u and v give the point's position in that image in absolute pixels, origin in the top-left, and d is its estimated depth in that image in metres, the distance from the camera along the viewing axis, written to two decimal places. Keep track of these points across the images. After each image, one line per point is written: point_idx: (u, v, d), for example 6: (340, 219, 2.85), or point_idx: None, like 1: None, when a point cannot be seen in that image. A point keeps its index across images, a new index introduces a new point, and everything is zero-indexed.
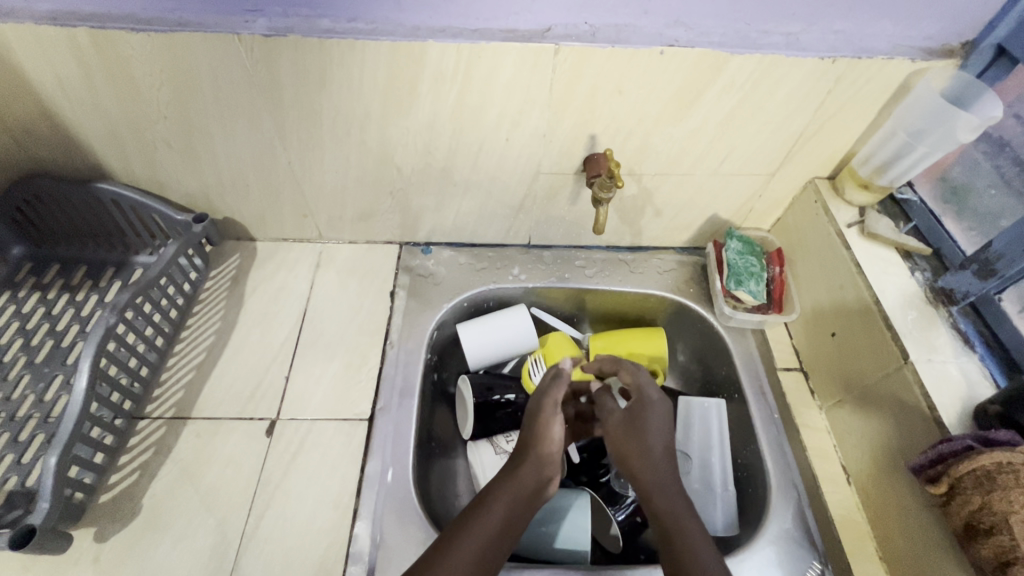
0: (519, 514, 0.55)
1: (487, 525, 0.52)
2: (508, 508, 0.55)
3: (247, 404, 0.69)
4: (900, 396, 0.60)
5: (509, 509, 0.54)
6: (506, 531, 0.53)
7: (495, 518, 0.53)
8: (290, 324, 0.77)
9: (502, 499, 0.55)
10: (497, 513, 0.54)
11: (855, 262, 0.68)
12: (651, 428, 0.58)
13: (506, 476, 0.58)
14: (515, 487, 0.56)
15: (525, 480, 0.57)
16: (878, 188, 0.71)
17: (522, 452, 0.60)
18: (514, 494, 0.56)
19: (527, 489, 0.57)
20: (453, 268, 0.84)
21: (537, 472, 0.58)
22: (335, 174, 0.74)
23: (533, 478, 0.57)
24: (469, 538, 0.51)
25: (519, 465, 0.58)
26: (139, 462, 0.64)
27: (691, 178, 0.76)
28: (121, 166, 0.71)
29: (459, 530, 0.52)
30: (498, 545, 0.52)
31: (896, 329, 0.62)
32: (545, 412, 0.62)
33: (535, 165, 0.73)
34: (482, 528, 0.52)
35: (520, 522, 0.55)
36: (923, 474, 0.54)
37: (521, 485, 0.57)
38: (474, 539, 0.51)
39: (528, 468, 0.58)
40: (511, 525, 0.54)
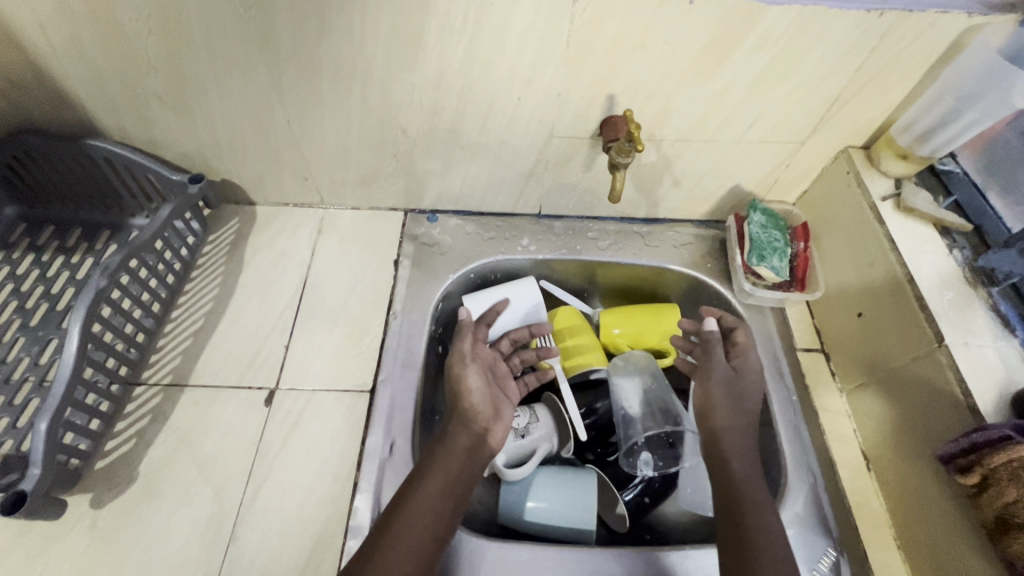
0: (457, 475, 0.57)
1: (428, 494, 0.55)
2: (445, 473, 0.57)
3: (245, 372, 0.67)
4: (930, 381, 0.56)
5: (446, 473, 0.57)
6: (449, 495, 0.56)
7: (434, 485, 0.56)
8: (291, 291, 0.74)
9: (438, 465, 0.57)
10: (434, 480, 0.56)
11: (890, 238, 0.64)
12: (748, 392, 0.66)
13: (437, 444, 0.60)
14: (448, 453, 0.59)
15: (454, 443, 0.59)
16: (918, 158, 0.66)
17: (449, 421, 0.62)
18: (448, 459, 0.58)
19: (461, 452, 0.59)
20: (460, 237, 0.81)
21: (464, 434, 0.60)
22: (336, 134, 0.69)
23: (464, 440, 0.60)
24: (416, 508, 0.54)
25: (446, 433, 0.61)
26: (135, 429, 0.62)
27: (715, 144, 0.71)
28: (113, 122, 0.68)
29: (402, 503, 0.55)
30: (444, 509, 0.55)
31: (931, 310, 0.58)
32: (456, 373, 0.65)
33: (548, 128, 0.68)
34: (426, 495, 0.55)
35: (462, 482, 0.57)
36: (953, 464, 0.51)
37: (453, 450, 0.59)
38: (418, 509, 0.54)
39: (457, 433, 0.60)
40: (452, 487, 0.56)
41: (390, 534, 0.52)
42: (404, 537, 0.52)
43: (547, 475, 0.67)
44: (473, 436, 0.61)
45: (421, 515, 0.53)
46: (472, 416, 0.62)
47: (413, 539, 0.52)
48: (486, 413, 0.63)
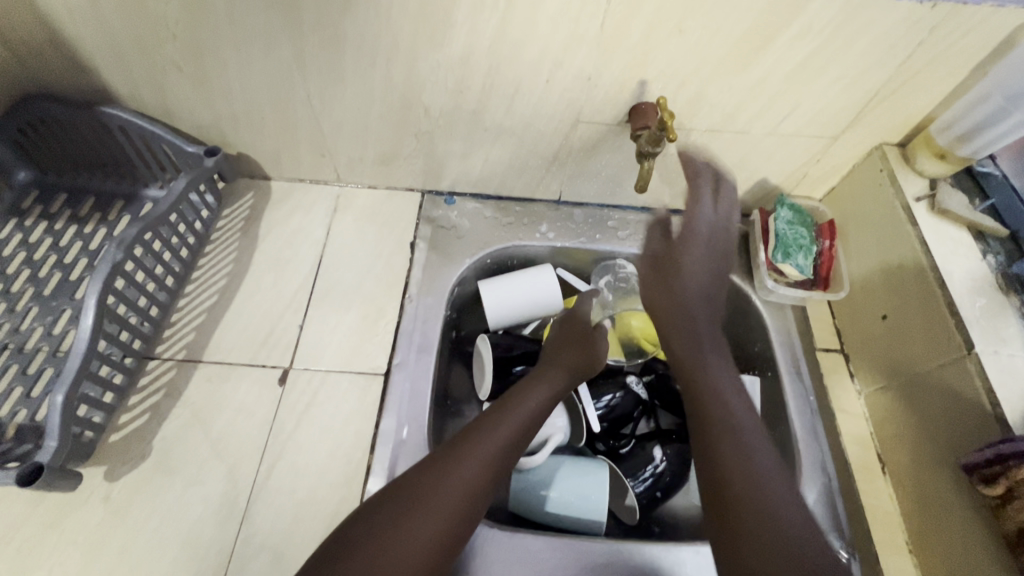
0: (549, 402, 0.62)
1: (484, 458, 0.54)
2: (512, 428, 0.57)
3: (259, 350, 0.66)
4: (955, 388, 0.55)
5: (513, 429, 0.57)
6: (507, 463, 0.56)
7: (491, 448, 0.55)
8: (306, 269, 0.73)
9: (507, 421, 0.58)
10: (502, 435, 0.56)
11: (921, 240, 0.62)
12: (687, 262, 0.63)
13: (539, 373, 0.65)
14: (526, 407, 0.60)
15: (546, 385, 0.63)
16: (958, 158, 0.64)
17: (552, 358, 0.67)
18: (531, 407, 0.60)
19: (538, 405, 0.61)
20: (478, 221, 0.79)
21: (566, 368, 0.66)
22: (355, 110, 0.68)
23: (564, 375, 0.65)
24: (466, 466, 0.53)
25: (538, 374, 0.65)
26: (148, 404, 0.62)
27: (746, 136, 0.69)
28: (127, 89, 0.66)
29: (496, 415, 0.58)
30: (494, 470, 0.54)
31: (961, 316, 0.56)
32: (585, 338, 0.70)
33: (574, 113, 0.66)
34: (498, 437, 0.56)
35: (518, 449, 0.57)
36: (978, 474, 0.50)
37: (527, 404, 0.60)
38: (470, 468, 0.53)
39: (561, 367, 0.66)
40: (510, 454, 0.56)
41: (433, 491, 0.51)
42: (462, 476, 0.52)
43: (572, 467, 0.67)
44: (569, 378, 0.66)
45: (467, 477, 0.52)
46: (577, 365, 0.67)
47: (458, 497, 0.51)
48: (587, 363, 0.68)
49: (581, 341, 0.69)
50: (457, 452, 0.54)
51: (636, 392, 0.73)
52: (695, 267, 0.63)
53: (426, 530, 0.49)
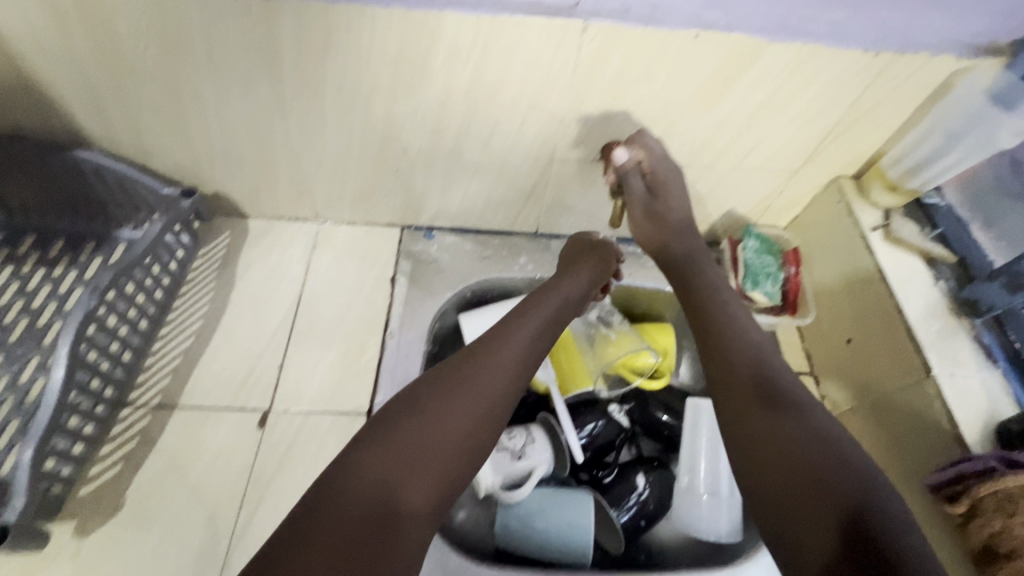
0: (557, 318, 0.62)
1: (509, 356, 0.55)
2: (523, 340, 0.57)
3: (238, 392, 0.65)
4: (917, 409, 0.58)
5: (532, 332, 0.59)
6: (530, 358, 0.57)
7: (514, 345, 0.56)
8: (285, 307, 0.73)
9: (516, 334, 0.58)
10: (523, 334, 0.58)
11: (878, 267, 0.66)
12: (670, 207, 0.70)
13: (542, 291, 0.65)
14: (542, 312, 0.61)
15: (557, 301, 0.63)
16: (907, 190, 0.68)
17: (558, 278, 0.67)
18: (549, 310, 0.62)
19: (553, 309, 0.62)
20: (458, 255, 0.80)
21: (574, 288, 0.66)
22: (335, 149, 0.69)
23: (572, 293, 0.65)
24: (485, 370, 0.53)
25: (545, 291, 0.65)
26: (121, 453, 0.60)
27: (712, 170, 0.72)
28: (102, 131, 0.66)
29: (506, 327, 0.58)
30: (512, 377, 0.54)
31: (919, 340, 0.60)
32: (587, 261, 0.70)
33: (549, 151, 0.68)
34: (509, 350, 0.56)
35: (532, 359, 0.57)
36: (941, 492, 0.52)
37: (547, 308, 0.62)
38: (498, 368, 0.54)
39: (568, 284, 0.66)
40: (531, 351, 0.57)
41: (462, 382, 0.52)
42: (479, 383, 0.52)
43: (559, 498, 0.68)
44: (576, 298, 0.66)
45: (486, 381, 0.53)
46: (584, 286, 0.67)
47: (491, 389, 0.52)
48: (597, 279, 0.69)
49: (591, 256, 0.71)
50: (470, 362, 0.54)
51: (617, 421, 0.76)
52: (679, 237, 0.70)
53: (457, 418, 0.50)
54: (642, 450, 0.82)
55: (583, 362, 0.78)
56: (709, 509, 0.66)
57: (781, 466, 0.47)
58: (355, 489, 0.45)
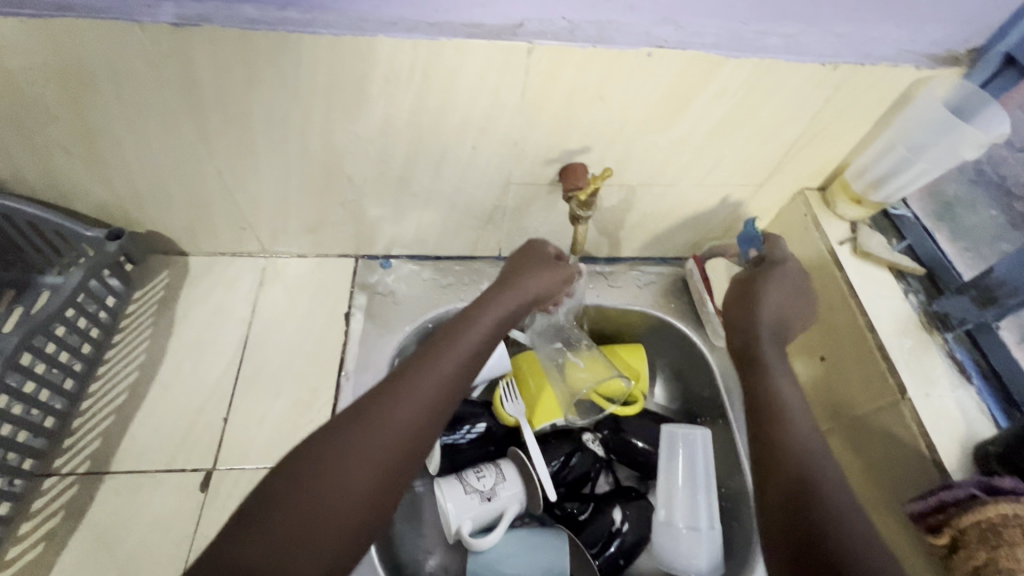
0: (490, 337, 0.55)
1: (425, 393, 0.49)
2: (444, 372, 0.50)
3: (177, 452, 0.60)
4: (894, 432, 0.56)
5: (456, 363, 0.51)
6: (451, 394, 0.50)
7: (433, 383, 0.49)
8: (230, 352, 0.68)
9: (429, 364, 0.50)
10: (444, 368, 0.51)
11: (848, 283, 0.64)
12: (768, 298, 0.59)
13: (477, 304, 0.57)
14: (470, 334, 0.54)
15: (490, 317, 0.56)
16: (873, 203, 0.66)
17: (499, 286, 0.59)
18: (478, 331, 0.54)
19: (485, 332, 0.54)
20: (416, 284, 0.76)
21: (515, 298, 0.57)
22: (274, 183, 0.64)
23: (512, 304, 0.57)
24: (391, 410, 0.47)
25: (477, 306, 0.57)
26: (44, 530, 0.54)
27: (676, 188, 0.70)
28: (11, 174, 0.60)
29: (425, 354, 0.52)
30: (428, 416, 0.48)
31: (892, 360, 0.58)
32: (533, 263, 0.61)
33: (505, 176, 0.65)
34: (423, 384, 0.49)
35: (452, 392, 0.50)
36: (923, 522, 0.50)
37: (475, 330, 0.54)
38: (409, 401, 0.48)
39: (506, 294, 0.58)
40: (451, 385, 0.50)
41: (369, 427, 0.46)
42: (385, 427, 0.46)
43: (532, 540, 0.64)
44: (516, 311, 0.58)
45: (393, 422, 0.46)
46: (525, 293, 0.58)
47: (399, 427, 0.46)
48: (543, 292, 0.60)
49: (537, 266, 0.61)
50: (376, 402, 0.47)
51: (592, 450, 0.72)
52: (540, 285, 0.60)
53: (357, 476, 0.44)
54: (620, 478, 0.78)
55: (553, 394, 0.73)
56: (688, 545, 0.63)
57: (808, 526, 0.45)
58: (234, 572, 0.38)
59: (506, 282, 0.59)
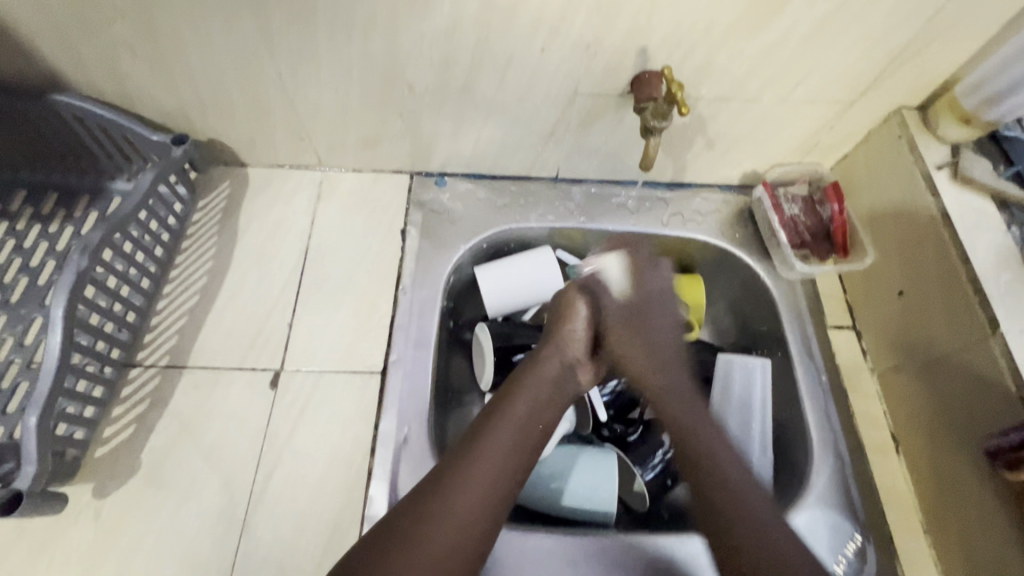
0: (549, 395, 0.59)
1: (495, 455, 0.52)
2: (514, 432, 0.54)
3: (248, 353, 0.63)
4: (979, 369, 0.54)
5: (521, 422, 0.55)
6: (518, 455, 0.53)
7: (497, 452, 0.52)
8: (292, 263, 0.69)
9: (505, 422, 0.54)
10: (512, 427, 0.54)
11: (943, 212, 0.59)
12: (655, 318, 0.65)
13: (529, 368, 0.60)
14: (527, 395, 0.57)
15: (544, 372, 0.60)
16: (982, 123, 0.59)
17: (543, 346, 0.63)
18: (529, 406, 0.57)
19: (540, 390, 0.58)
20: (471, 203, 0.75)
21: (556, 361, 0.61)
22: (334, 89, 0.62)
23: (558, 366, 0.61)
24: (473, 476, 0.50)
25: (530, 366, 0.60)
26: (134, 414, 0.58)
27: (757, 104, 0.64)
28: (78, 74, 0.60)
29: (489, 418, 0.55)
30: (502, 481, 0.51)
31: (986, 294, 0.54)
32: (565, 309, 0.65)
33: (572, 85, 0.61)
34: (494, 447, 0.52)
35: (525, 447, 0.54)
36: (1001, 459, 0.49)
37: (530, 397, 0.57)
38: (485, 463, 0.51)
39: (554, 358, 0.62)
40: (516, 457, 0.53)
41: (451, 489, 0.48)
42: (467, 491, 0.49)
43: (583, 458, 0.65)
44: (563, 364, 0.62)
45: (473, 488, 0.49)
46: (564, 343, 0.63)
47: (477, 489, 0.49)
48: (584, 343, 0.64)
49: (572, 313, 0.64)
50: (450, 469, 0.50)
51: None
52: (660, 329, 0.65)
53: (439, 543, 0.46)
54: None
55: None
56: None
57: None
58: None
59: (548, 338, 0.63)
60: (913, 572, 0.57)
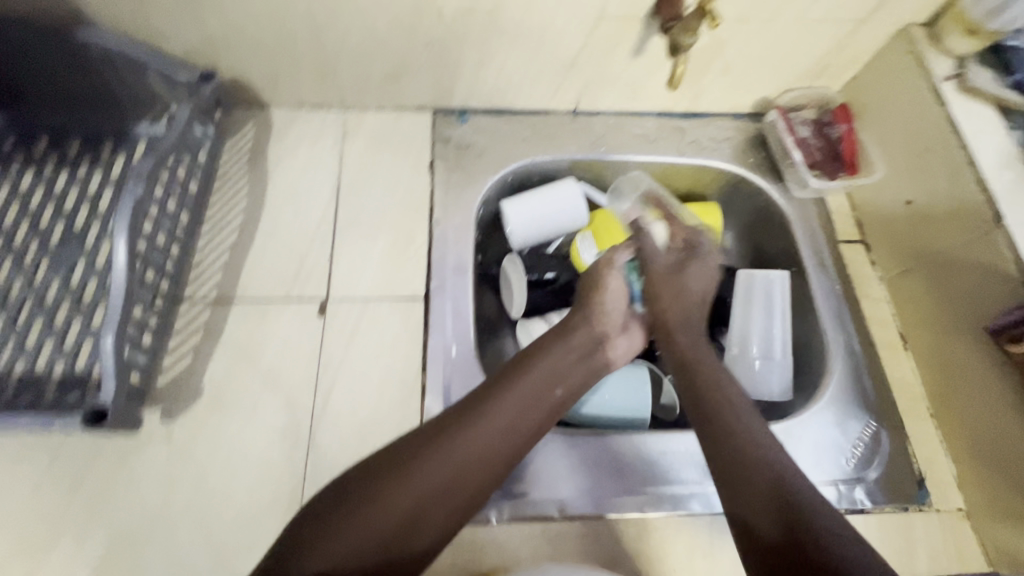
0: (569, 369, 0.59)
1: (496, 427, 0.53)
2: (519, 408, 0.54)
3: (293, 284, 0.65)
4: (984, 261, 0.58)
5: (530, 400, 0.55)
6: (521, 432, 0.54)
7: (503, 421, 0.53)
8: (326, 198, 0.70)
9: (517, 394, 0.55)
10: (519, 399, 0.55)
11: (951, 120, 0.63)
12: (690, 280, 0.66)
13: (555, 335, 0.61)
14: (541, 369, 0.57)
15: (565, 349, 0.60)
16: (987, 34, 0.63)
17: (574, 315, 0.63)
18: (548, 373, 0.58)
19: (557, 363, 0.58)
20: (495, 137, 0.76)
21: (587, 336, 0.61)
22: (363, 17, 0.62)
23: (583, 341, 0.61)
24: (469, 439, 0.51)
25: (556, 335, 0.61)
26: (190, 344, 0.60)
27: (773, 24, 0.66)
28: (104, 6, 0.59)
29: (505, 383, 0.56)
30: (498, 452, 0.52)
31: (991, 191, 0.58)
32: (597, 276, 0.65)
33: (599, 8, 0.63)
34: (499, 415, 0.53)
35: (530, 426, 0.55)
36: (1004, 336, 0.55)
37: (544, 370, 0.57)
38: (485, 432, 0.52)
39: (581, 333, 0.61)
40: (520, 422, 0.54)
41: (447, 443, 0.50)
42: (463, 452, 0.50)
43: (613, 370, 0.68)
44: (590, 340, 0.61)
45: (467, 450, 0.51)
46: (595, 318, 0.62)
47: (471, 453, 0.51)
48: (620, 300, 0.64)
49: (608, 267, 0.65)
50: (454, 428, 0.52)
51: None
52: (698, 284, 0.66)
53: (422, 487, 0.48)
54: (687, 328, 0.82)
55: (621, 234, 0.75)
56: (761, 372, 0.68)
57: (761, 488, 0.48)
58: (318, 556, 0.43)
59: (580, 307, 0.63)
60: (923, 452, 0.63)
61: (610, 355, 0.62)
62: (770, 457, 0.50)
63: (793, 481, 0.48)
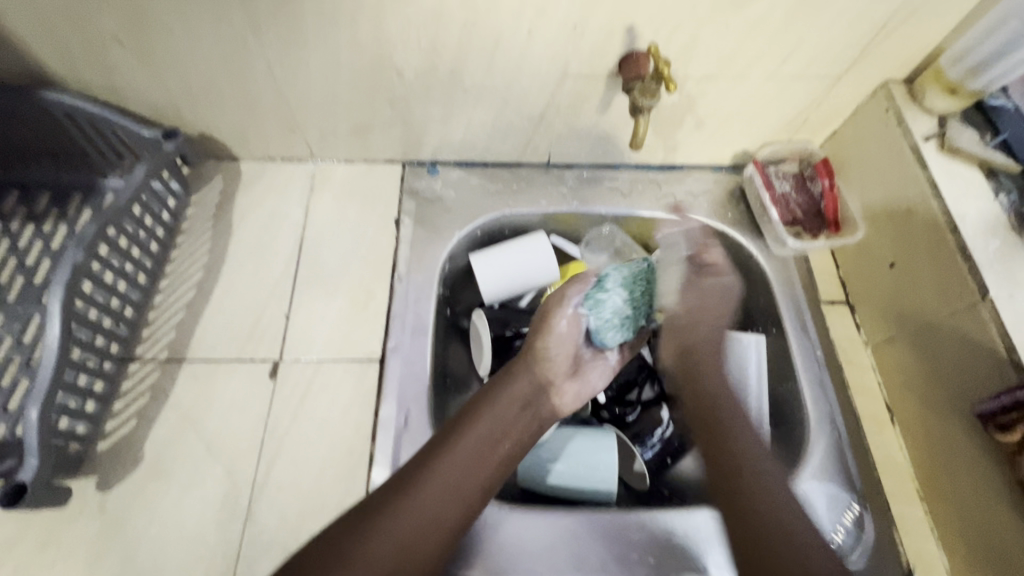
0: (512, 419, 0.57)
1: (439, 489, 0.51)
2: (460, 466, 0.52)
3: (247, 343, 0.63)
4: (970, 336, 0.54)
5: (473, 455, 0.53)
6: (466, 489, 0.52)
7: (447, 480, 0.51)
8: (288, 254, 0.69)
9: (457, 451, 0.53)
10: (462, 456, 0.53)
11: (932, 183, 0.59)
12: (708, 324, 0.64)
13: (495, 387, 0.59)
14: (482, 425, 0.55)
15: (507, 396, 0.58)
16: (968, 93, 0.60)
17: (516, 362, 0.61)
18: (489, 427, 0.56)
19: (500, 414, 0.56)
20: (464, 190, 0.75)
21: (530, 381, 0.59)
22: (322, 78, 0.62)
23: (527, 387, 0.59)
24: (413, 508, 0.49)
25: (497, 386, 0.59)
26: (135, 408, 0.59)
27: (744, 82, 0.64)
28: (67, 70, 0.60)
29: (445, 443, 0.54)
30: (447, 513, 0.50)
31: (975, 260, 0.54)
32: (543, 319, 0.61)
33: (561, 68, 0.61)
34: (441, 477, 0.51)
35: (477, 479, 0.53)
36: (994, 422, 0.50)
37: (484, 424, 0.55)
38: (429, 497, 0.50)
39: (524, 379, 0.59)
40: (465, 482, 0.52)
41: (389, 517, 0.48)
42: (405, 524, 0.48)
43: (581, 439, 0.64)
44: (535, 386, 0.60)
45: (413, 519, 0.49)
46: (540, 369, 0.60)
47: (418, 521, 0.49)
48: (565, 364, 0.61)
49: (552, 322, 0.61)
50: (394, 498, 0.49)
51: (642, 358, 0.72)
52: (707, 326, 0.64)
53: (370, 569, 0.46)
54: None
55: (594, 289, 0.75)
56: None
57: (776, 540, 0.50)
58: None
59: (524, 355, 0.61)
60: (910, 539, 0.58)
61: (555, 400, 0.61)
62: (772, 507, 0.52)
63: (796, 526, 0.51)
